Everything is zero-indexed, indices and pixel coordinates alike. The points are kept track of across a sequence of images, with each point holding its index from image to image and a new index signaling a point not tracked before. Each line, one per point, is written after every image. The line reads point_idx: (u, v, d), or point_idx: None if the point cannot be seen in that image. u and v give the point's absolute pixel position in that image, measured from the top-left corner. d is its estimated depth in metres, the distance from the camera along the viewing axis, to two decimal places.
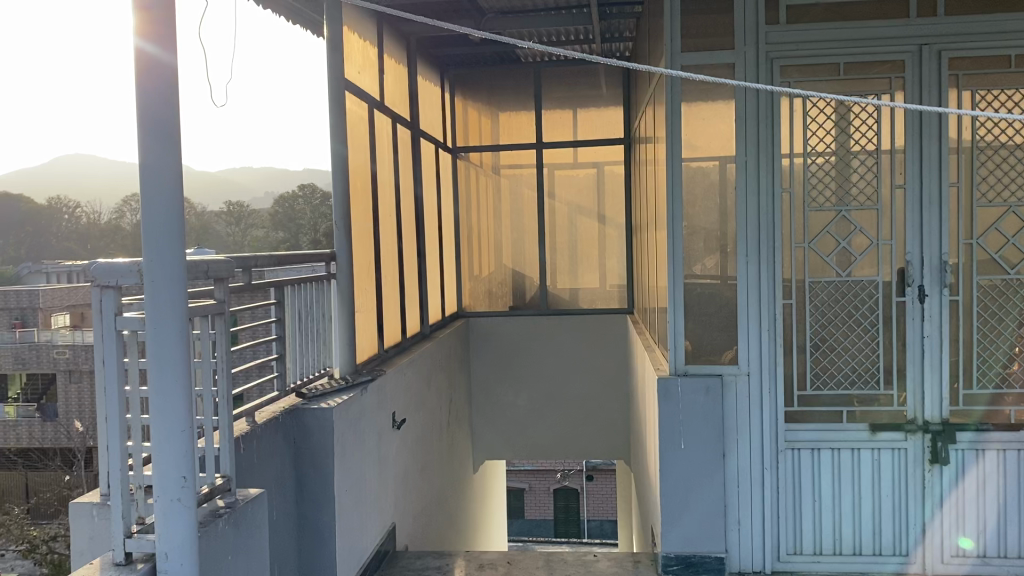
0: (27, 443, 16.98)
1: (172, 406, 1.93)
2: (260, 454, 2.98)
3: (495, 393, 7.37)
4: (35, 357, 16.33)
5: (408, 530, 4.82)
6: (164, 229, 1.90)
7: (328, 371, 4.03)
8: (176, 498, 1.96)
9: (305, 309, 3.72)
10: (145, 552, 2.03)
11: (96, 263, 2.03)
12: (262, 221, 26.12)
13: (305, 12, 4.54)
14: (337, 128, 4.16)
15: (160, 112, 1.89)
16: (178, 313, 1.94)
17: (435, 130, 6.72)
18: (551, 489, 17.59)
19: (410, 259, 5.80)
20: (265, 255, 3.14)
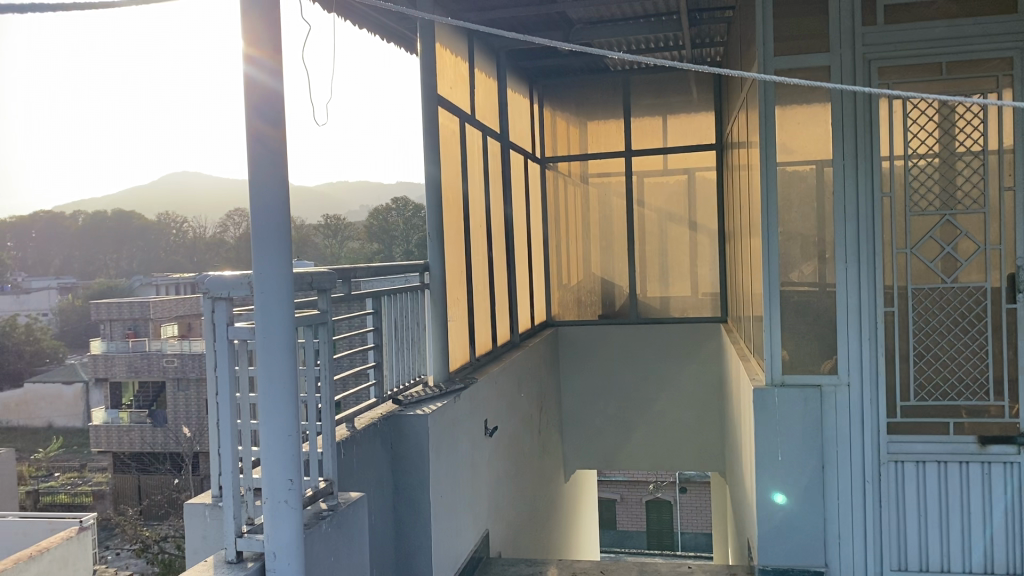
0: (139, 447, 17.75)
1: (278, 412, 2.02)
2: (360, 460, 3.08)
3: (585, 403, 7.36)
4: (146, 366, 17.48)
5: (501, 537, 4.87)
6: (273, 241, 2.01)
7: (423, 379, 4.12)
8: (283, 500, 2.05)
9: (401, 319, 3.82)
10: (255, 551, 2.12)
11: (210, 277, 2.16)
12: (357, 234, 26.94)
13: (399, 30, 4.68)
14: (430, 146, 4.28)
15: (264, 130, 2.00)
16: (284, 324, 2.04)
17: (524, 141, 6.80)
18: (644, 501, 17.39)
19: (501, 269, 5.87)
20: (363, 267, 3.24)
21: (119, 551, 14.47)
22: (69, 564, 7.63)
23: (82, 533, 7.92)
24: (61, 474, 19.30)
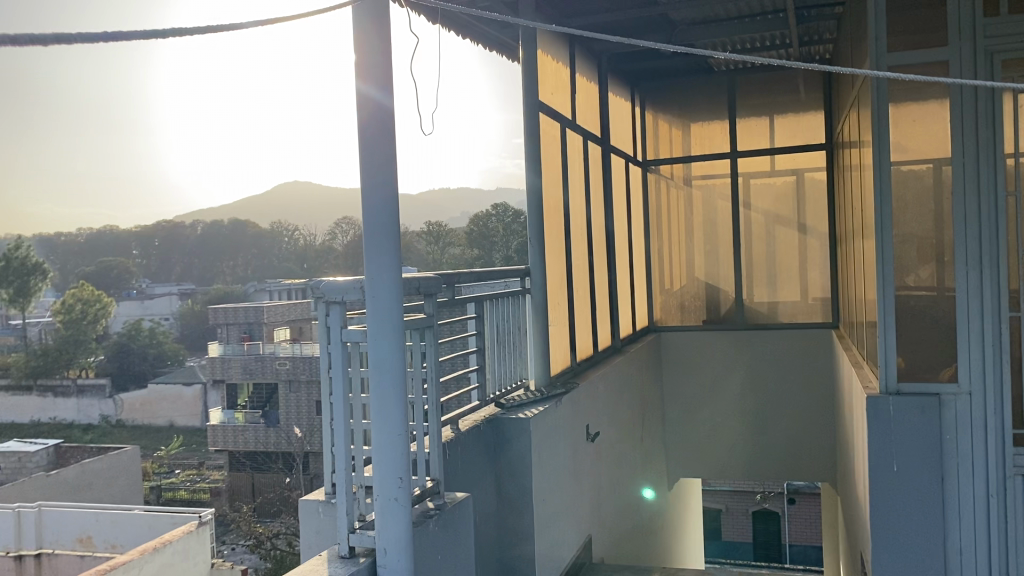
0: (254, 447, 18.17)
1: (389, 411, 2.10)
2: (464, 460, 3.14)
3: (689, 410, 7.24)
4: (260, 368, 18.54)
5: (604, 544, 4.85)
6: (384, 243, 2.11)
7: (524, 383, 4.17)
8: (393, 497, 2.12)
9: (503, 323, 3.87)
10: (366, 547, 2.20)
11: (324, 281, 2.26)
12: (458, 239, 27.32)
13: (502, 38, 4.74)
14: (532, 153, 4.33)
15: (373, 145, 2.12)
16: (393, 326, 2.12)
17: (626, 144, 6.78)
18: (750, 512, 16.99)
19: (602, 274, 5.86)
20: (467, 272, 3.29)
21: (234, 547, 15.15)
22: (189, 557, 7.98)
23: (200, 528, 8.25)
24: (181, 472, 20.27)
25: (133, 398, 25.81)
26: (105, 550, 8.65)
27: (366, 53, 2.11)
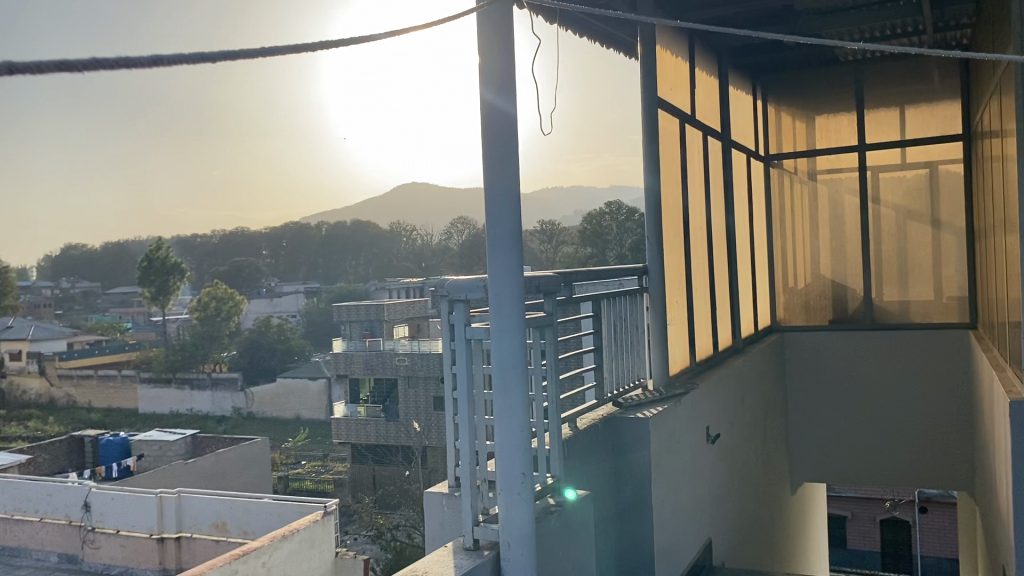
0: (374, 440, 18.79)
1: (512, 405, 2.17)
2: (583, 458, 3.14)
3: (812, 413, 7.00)
4: (380, 363, 19.16)
5: (724, 547, 4.76)
6: (507, 243, 2.17)
7: (642, 383, 4.15)
8: (516, 491, 2.17)
9: (621, 321, 3.87)
10: (490, 540, 2.24)
11: (450, 280, 2.33)
12: (571, 239, 27.65)
13: (620, 36, 4.73)
14: (650, 151, 4.30)
15: (498, 151, 2.19)
16: (516, 326, 2.18)
17: (747, 138, 6.62)
18: (878, 519, 16.29)
19: (722, 272, 5.75)
20: (585, 271, 3.30)
21: (356, 537, 15.68)
22: (315, 545, 8.30)
23: (325, 518, 8.56)
24: (307, 463, 21.17)
25: (263, 391, 26.96)
26: (238, 536, 9.02)
27: (490, 61, 2.20)
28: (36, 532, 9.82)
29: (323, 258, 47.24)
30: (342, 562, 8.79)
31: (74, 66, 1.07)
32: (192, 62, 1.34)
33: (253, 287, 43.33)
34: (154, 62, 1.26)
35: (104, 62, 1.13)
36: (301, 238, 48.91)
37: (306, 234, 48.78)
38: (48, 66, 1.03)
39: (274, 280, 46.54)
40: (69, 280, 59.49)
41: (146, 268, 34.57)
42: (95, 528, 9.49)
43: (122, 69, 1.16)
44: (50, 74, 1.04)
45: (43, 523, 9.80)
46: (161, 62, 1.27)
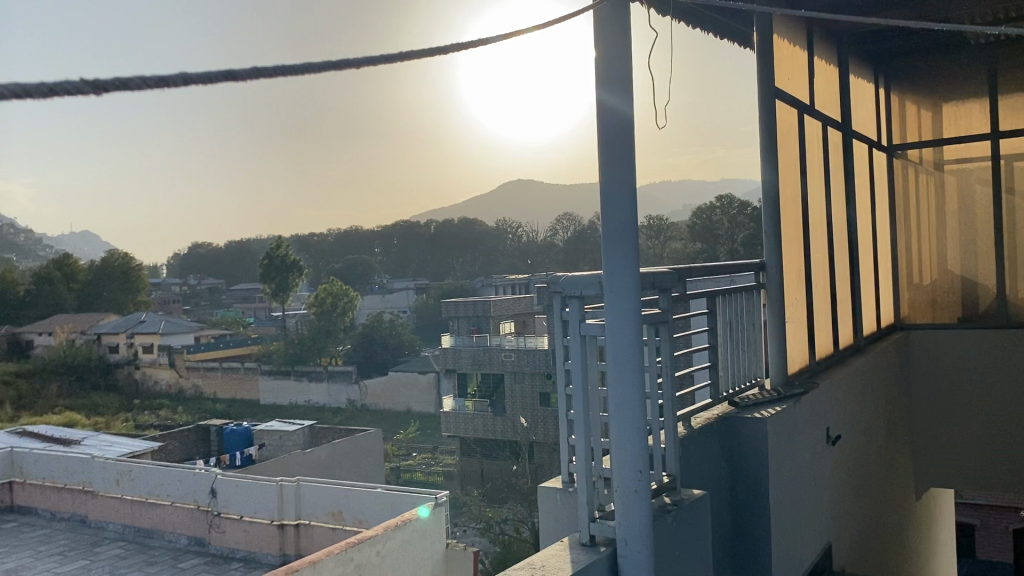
0: (482, 434, 19.00)
1: (628, 402, 2.17)
2: (698, 457, 3.10)
3: (940, 416, 6.65)
4: (487, 359, 19.42)
5: (844, 552, 4.59)
6: (623, 241, 2.17)
7: (758, 382, 4.05)
8: (633, 489, 2.16)
9: (736, 317, 3.79)
10: (606, 536, 2.24)
11: (565, 277, 2.34)
12: (680, 234, 27.34)
13: (735, 26, 4.62)
14: (768, 143, 4.18)
15: (614, 147, 2.19)
16: (633, 320, 2.17)
17: (869, 129, 6.37)
18: (1011, 529, 15.36)
19: (844, 268, 5.54)
20: (699, 267, 3.24)
21: (466, 529, 15.98)
22: (426, 536, 8.46)
23: (437, 508, 8.70)
24: (418, 454, 21.66)
25: (376, 384, 27.75)
26: (354, 525, 9.31)
27: (606, 60, 2.21)
28: (167, 514, 10.37)
29: (432, 255, 48.26)
30: (452, 553, 8.93)
31: (234, 74, 1.15)
32: (339, 70, 1.40)
33: (366, 284, 44.65)
34: (305, 69, 1.32)
35: (256, 69, 1.21)
36: (412, 236, 50.24)
37: (416, 232, 49.93)
38: (218, 77, 1.13)
39: (386, 277, 47.82)
40: (196, 277, 62.96)
41: (268, 266, 36.03)
42: (221, 513, 9.95)
43: (274, 76, 1.23)
44: (222, 86, 1.14)
45: (173, 506, 10.33)
46: (311, 70, 1.33)
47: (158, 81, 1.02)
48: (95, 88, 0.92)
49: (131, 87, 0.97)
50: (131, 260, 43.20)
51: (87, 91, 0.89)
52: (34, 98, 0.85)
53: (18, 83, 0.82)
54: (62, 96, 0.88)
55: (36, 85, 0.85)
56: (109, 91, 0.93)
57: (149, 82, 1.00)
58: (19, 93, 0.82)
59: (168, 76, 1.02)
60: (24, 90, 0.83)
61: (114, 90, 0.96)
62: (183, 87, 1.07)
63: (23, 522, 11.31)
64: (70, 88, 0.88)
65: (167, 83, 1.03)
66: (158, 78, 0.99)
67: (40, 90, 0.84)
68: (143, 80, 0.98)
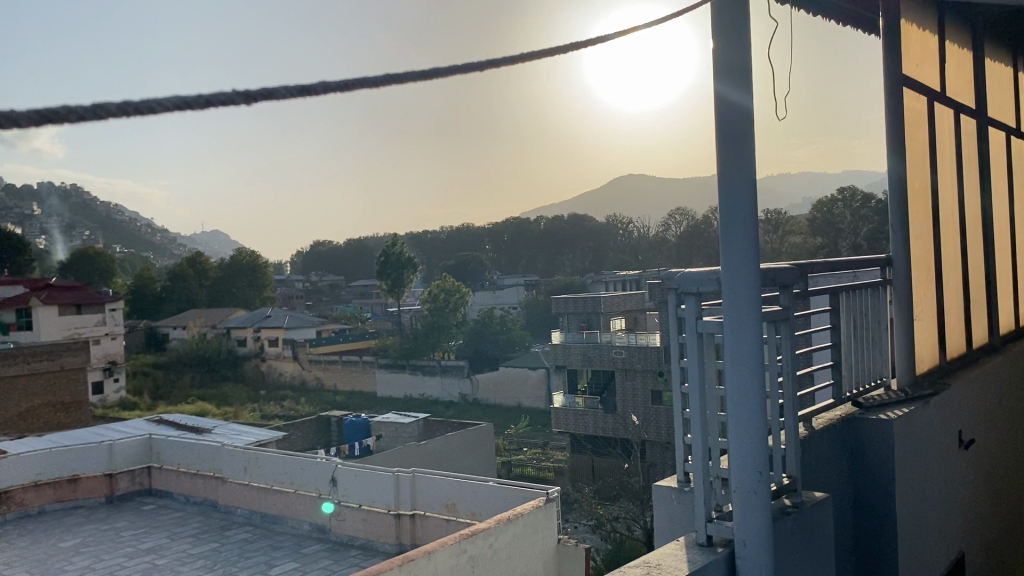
0: (594, 431, 18.94)
1: (747, 401, 2.12)
2: (820, 459, 3.01)
3: None
4: (598, 356, 19.32)
5: (978, 563, 4.35)
6: (741, 236, 2.13)
7: (885, 382, 3.89)
8: (753, 490, 2.12)
9: (861, 314, 3.65)
10: (724, 537, 2.20)
11: (681, 273, 2.31)
12: (799, 229, 26.44)
13: (860, 12, 4.44)
14: (895, 132, 4.00)
15: (735, 140, 2.14)
16: (753, 316, 2.12)
17: (1007, 116, 5.99)
18: None
19: (978, 263, 5.24)
20: (822, 263, 3.12)
21: (577, 525, 16.02)
22: (538, 531, 8.51)
23: (548, 504, 8.73)
24: (529, 450, 21.82)
25: (487, 379, 28.14)
26: (468, 516, 9.38)
27: (725, 50, 2.17)
28: (292, 501, 10.82)
29: (542, 252, 48.45)
30: (564, 549, 8.93)
31: (368, 82, 1.20)
32: (468, 73, 1.43)
33: (478, 281, 45.24)
34: (436, 73, 1.36)
35: (387, 75, 1.26)
36: (522, 233, 50.59)
37: (526, 229, 50.18)
38: (355, 83, 1.18)
39: (497, 274, 48.34)
40: (317, 274, 65.35)
41: (384, 263, 37.01)
42: (341, 501, 10.28)
43: (406, 82, 1.28)
44: (358, 91, 1.19)
45: (297, 494, 10.76)
46: (440, 73, 1.36)
47: (300, 89, 1.09)
48: (245, 96, 0.99)
49: (276, 95, 1.03)
50: (257, 258, 45.30)
51: (239, 102, 0.96)
52: (194, 110, 0.93)
53: (182, 96, 0.89)
54: (217, 107, 0.95)
55: (197, 98, 0.92)
56: (257, 99, 1.00)
57: (293, 91, 1.06)
58: (183, 106, 0.90)
59: (309, 84, 1.08)
60: (186, 102, 0.91)
61: (261, 100, 1.03)
62: (323, 95, 1.12)
63: (161, 505, 12.03)
64: (225, 100, 0.95)
65: (308, 92, 1.09)
66: (301, 87, 1.05)
67: (201, 102, 0.91)
68: (285, 91, 1.04)
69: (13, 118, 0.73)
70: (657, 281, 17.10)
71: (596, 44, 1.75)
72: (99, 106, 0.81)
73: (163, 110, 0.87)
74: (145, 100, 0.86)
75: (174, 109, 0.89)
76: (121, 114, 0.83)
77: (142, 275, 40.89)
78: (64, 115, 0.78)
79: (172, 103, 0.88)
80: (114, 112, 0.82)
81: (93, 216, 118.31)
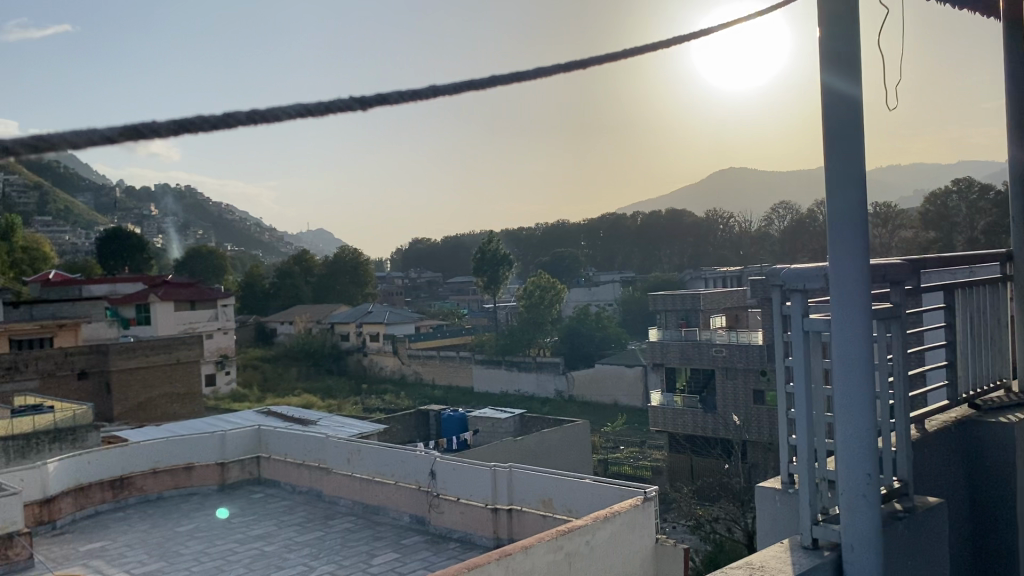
0: (693, 431, 18.63)
1: (856, 401, 2.06)
2: (934, 462, 2.89)
3: None
4: (697, 354, 18.96)
5: None
6: (849, 232, 2.06)
7: (1005, 384, 3.69)
8: (861, 494, 2.07)
9: (979, 312, 3.47)
10: (830, 540, 2.14)
11: (788, 272, 2.28)
12: (911, 223, 25.27)
13: None
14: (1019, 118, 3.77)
15: (845, 130, 2.08)
16: (862, 314, 2.06)
17: None
18: None
19: None
20: (936, 258, 2.97)
21: (675, 526, 15.80)
22: (635, 529, 8.40)
23: (646, 503, 8.58)
24: (625, 448, 21.63)
25: (583, 376, 28.06)
26: (564, 513, 9.34)
27: (829, 40, 2.11)
28: (393, 493, 11.06)
29: (639, 248, 47.95)
30: (663, 549, 8.76)
31: (478, 83, 1.23)
32: (571, 71, 1.43)
33: (573, 278, 45.20)
34: (541, 73, 1.36)
35: (497, 76, 1.29)
36: (618, 229, 50.21)
37: (623, 224, 49.73)
38: (466, 87, 1.22)
39: (593, 270, 48.10)
40: (416, 271, 66.57)
41: (481, 260, 37.34)
42: (440, 494, 10.44)
43: (514, 83, 1.31)
44: (469, 94, 1.23)
45: (398, 485, 11.00)
46: (544, 73, 1.37)
47: (412, 93, 1.13)
48: (362, 104, 1.04)
49: (392, 101, 1.08)
50: (359, 256, 46.47)
51: (355, 108, 1.01)
52: (314, 116, 1.00)
53: (301, 104, 0.96)
54: (336, 114, 1.02)
55: (317, 105, 0.99)
56: (373, 106, 1.04)
57: (406, 96, 1.11)
58: (305, 113, 0.97)
59: (422, 89, 1.13)
60: (307, 109, 0.98)
61: (377, 105, 1.07)
62: (434, 96, 1.17)
63: (269, 493, 12.50)
64: (342, 106, 1.01)
65: (423, 96, 1.14)
66: (413, 91, 1.09)
67: (321, 110, 0.98)
68: (402, 95, 1.09)
69: (159, 127, 0.81)
70: (759, 277, 16.63)
71: (698, 39, 1.74)
72: (234, 116, 0.89)
73: (285, 117, 0.94)
74: (268, 108, 0.93)
75: (297, 116, 0.96)
76: (250, 121, 0.90)
77: (252, 271, 43.74)
78: (205, 125, 0.85)
79: (296, 111, 0.95)
80: (247, 120, 0.90)
81: (205, 217, 123.97)
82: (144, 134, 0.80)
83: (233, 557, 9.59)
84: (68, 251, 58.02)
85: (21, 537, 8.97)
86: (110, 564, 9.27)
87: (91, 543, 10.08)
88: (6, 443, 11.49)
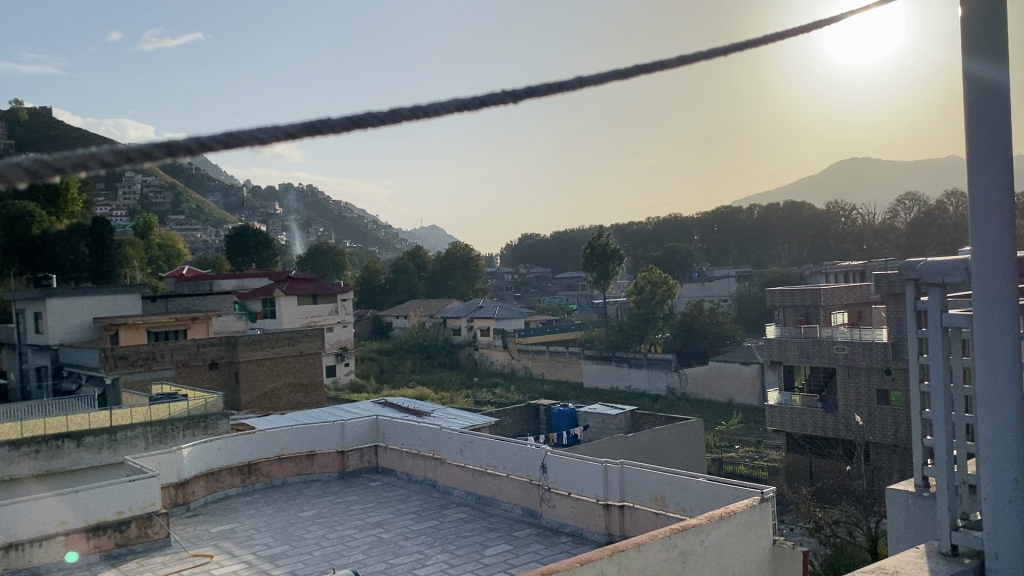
0: (813, 430, 18.00)
1: (1000, 400, 2.11)
2: None
3: None
4: (818, 352, 18.27)
5: None
6: (991, 225, 2.11)
7: None
8: (1006, 495, 2.12)
9: None
10: (969, 548, 2.36)
11: (925, 267, 2.58)
12: None
13: None
14: None
15: (989, 118, 2.11)
16: (1007, 312, 2.11)
17: None
18: None
19: None
20: None
21: (793, 529, 15.35)
22: (752, 531, 8.18)
23: (764, 503, 8.33)
24: (740, 447, 21.13)
25: (696, 373, 27.52)
26: (677, 512, 9.15)
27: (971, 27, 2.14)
28: (504, 485, 11.18)
29: (756, 242, 46.63)
30: (781, 551, 8.48)
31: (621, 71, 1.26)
32: (712, 59, 1.41)
33: (686, 274, 44.57)
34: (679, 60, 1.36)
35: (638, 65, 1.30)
36: (733, 222, 49.01)
37: (739, 218, 48.49)
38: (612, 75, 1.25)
39: (706, 265, 47.11)
40: (527, 266, 66.92)
41: (591, 255, 37.13)
42: (551, 488, 10.47)
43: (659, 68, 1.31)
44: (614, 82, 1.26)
45: (509, 478, 11.10)
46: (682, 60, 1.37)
47: (563, 84, 1.18)
48: (515, 96, 1.11)
49: (540, 94, 1.14)
50: (470, 252, 47.08)
51: (507, 102, 1.09)
52: (472, 109, 1.08)
53: (458, 99, 1.05)
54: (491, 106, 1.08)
55: (472, 99, 1.07)
56: (524, 97, 1.12)
57: (556, 89, 1.17)
58: (462, 106, 1.06)
59: (570, 80, 1.18)
60: (465, 103, 1.07)
61: (529, 97, 1.14)
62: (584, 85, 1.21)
63: (386, 482, 12.87)
64: (498, 99, 1.08)
65: (574, 86, 1.19)
66: (562, 83, 1.15)
67: (474, 104, 1.06)
68: (553, 85, 1.14)
69: (333, 124, 0.91)
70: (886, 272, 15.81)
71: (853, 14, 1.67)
72: (399, 112, 0.99)
73: (443, 111, 1.03)
74: (428, 104, 1.02)
75: (453, 110, 1.06)
76: (411, 118, 0.99)
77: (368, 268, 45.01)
78: (373, 120, 0.96)
79: (452, 106, 1.05)
80: (406, 115, 0.99)
81: (323, 216, 128.31)
82: (318, 128, 0.90)
83: (353, 542, 9.91)
84: (200, 249, 61.24)
85: (159, 517, 9.55)
86: (238, 545, 9.75)
87: (221, 525, 10.64)
88: (145, 428, 12.19)
